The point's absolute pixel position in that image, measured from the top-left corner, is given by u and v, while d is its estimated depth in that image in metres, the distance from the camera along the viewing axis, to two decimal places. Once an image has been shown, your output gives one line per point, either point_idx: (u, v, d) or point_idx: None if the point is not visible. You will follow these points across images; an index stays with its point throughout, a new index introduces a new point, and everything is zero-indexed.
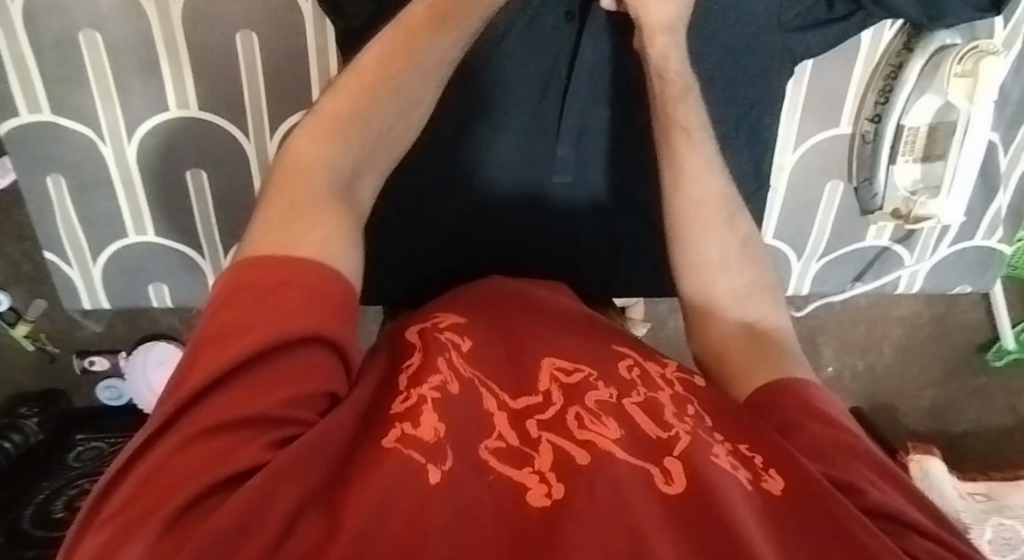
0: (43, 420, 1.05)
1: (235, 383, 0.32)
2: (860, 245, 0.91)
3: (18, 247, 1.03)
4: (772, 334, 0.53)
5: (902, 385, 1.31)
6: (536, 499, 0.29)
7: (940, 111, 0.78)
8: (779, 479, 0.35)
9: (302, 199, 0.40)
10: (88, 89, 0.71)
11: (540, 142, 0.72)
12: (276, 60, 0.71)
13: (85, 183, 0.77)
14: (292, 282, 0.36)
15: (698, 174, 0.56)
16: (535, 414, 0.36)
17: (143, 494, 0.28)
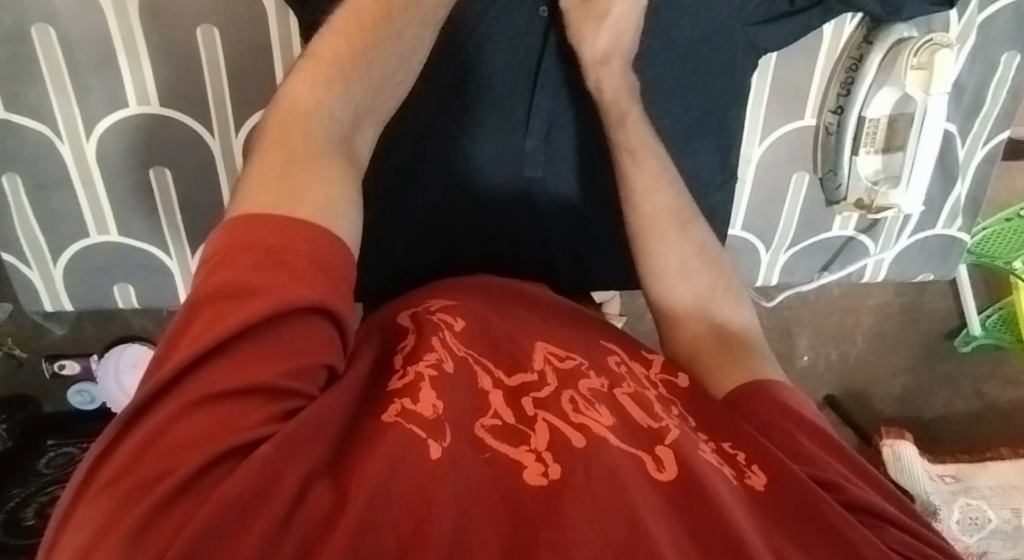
0: (12, 426, 1.04)
1: (238, 348, 0.32)
2: (826, 236, 0.93)
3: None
4: (739, 334, 0.56)
5: (873, 372, 1.34)
6: (533, 477, 0.33)
7: (898, 103, 0.80)
8: (761, 475, 0.39)
9: (296, 160, 0.41)
10: (43, 86, 0.69)
11: (509, 137, 0.71)
12: (239, 55, 0.70)
13: (43, 182, 0.75)
14: (291, 246, 0.36)
15: (646, 193, 0.61)
16: (531, 392, 0.41)
17: (151, 456, 0.29)
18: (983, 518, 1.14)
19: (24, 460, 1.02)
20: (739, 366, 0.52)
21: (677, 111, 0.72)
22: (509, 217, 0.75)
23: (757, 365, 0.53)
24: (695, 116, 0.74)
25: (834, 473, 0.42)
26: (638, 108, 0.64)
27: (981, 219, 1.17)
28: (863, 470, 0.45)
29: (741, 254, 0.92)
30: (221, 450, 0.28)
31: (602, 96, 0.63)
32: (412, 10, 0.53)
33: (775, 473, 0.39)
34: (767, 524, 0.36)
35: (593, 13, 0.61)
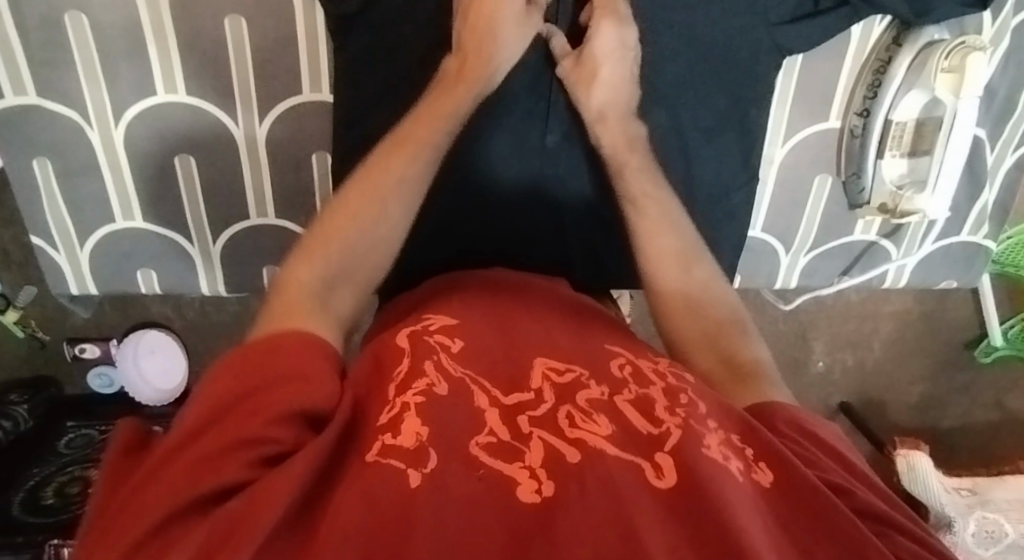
0: (34, 407, 1.05)
1: (226, 418, 0.37)
2: (849, 239, 0.92)
3: (8, 233, 1.01)
4: (749, 364, 0.53)
5: (891, 380, 1.33)
6: (526, 495, 0.32)
7: (928, 106, 0.79)
8: (768, 472, 0.40)
9: (297, 294, 0.47)
10: (75, 73, 0.70)
11: (529, 133, 0.73)
12: (265, 46, 0.71)
13: (72, 167, 0.76)
14: (278, 347, 0.42)
15: (651, 232, 0.61)
16: (527, 411, 0.40)
17: (138, 514, 0.33)
18: (1000, 532, 1.12)
19: (46, 440, 1.05)
20: (749, 390, 0.50)
21: (693, 113, 0.73)
22: (525, 214, 0.76)
23: (767, 389, 0.51)
24: (716, 119, 0.74)
25: (840, 478, 0.42)
26: (642, 155, 0.65)
27: (1006, 228, 1.15)
28: (868, 478, 0.45)
29: (762, 256, 0.91)
30: (201, 495, 0.32)
31: (603, 150, 0.67)
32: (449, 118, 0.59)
33: (784, 471, 0.40)
34: (773, 524, 0.36)
35: (586, 73, 0.65)
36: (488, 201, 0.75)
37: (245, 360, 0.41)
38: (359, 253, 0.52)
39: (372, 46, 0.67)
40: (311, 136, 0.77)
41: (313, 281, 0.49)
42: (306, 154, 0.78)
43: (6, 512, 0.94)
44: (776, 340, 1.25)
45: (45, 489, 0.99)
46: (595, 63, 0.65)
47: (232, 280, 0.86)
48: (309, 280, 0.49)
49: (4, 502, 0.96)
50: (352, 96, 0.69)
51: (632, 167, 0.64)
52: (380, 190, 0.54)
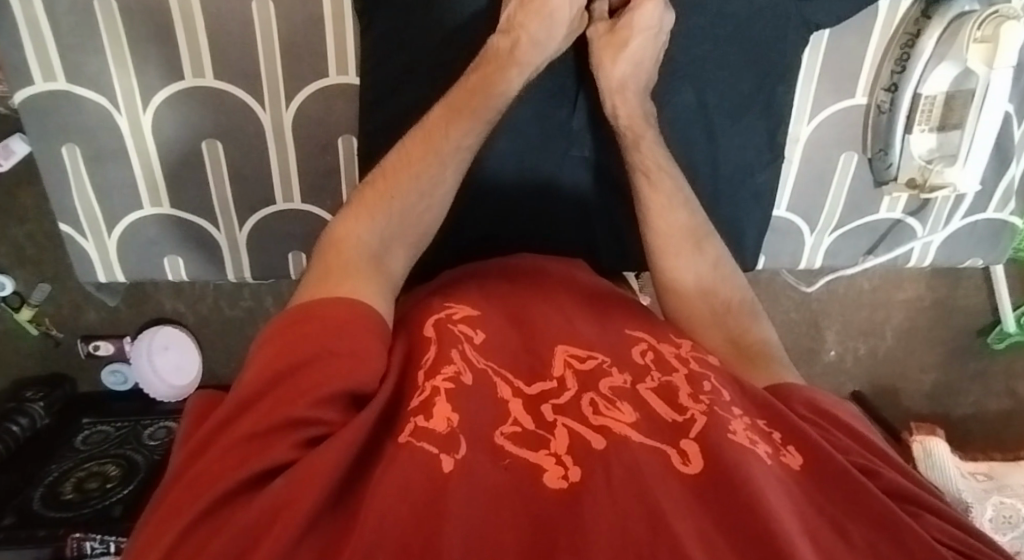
0: (49, 404, 1.05)
1: (274, 392, 0.39)
2: (873, 218, 0.92)
3: (23, 230, 1.01)
4: (756, 345, 0.57)
5: (904, 368, 1.32)
6: (553, 481, 0.34)
7: (958, 79, 0.78)
8: (797, 456, 0.41)
9: (350, 253, 0.51)
10: (104, 57, 0.71)
11: (554, 117, 0.75)
12: (291, 29, 0.71)
13: (99, 153, 0.76)
14: (321, 312, 0.44)
15: (660, 212, 0.62)
16: (550, 399, 0.42)
17: (195, 486, 0.35)
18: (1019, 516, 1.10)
19: (62, 434, 1.05)
20: (763, 371, 0.54)
21: (719, 88, 0.73)
22: (532, 208, 0.76)
23: (777, 370, 0.55)
24: (741, 98, 0.75)
25: (866, 461, 0.44)
26: (653, 131, 0.66)
27: None
28: (894, 462, 0.47)
29: (785, 235, 0.91)
30: (248, 476, 0.34)
31: (618, 122, 0.66)
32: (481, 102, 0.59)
33: (812, 456, 0.41)
34: (804, 503, 0.37)
35: (616, 41, 0.64)
36: (497, 200, 0.75)
37: (295, 325, 0.43)
38: (406, 216, 0.55)
39: (400, 25, 0.68)
40: (338, 119, 0.77)
41: (366, 242, 0.52)
42: (332, 137, 0.78)
43: (26, 509, 0.94)
44: (788, 328, 1.25)
45: (64, 484, 0.99)
46: (627, 33, 0.64)
47: (257, 266, 0.87)
48: (363, 241, 0.52)
49: (24, 498, 0.96)
50: (386, 74, 0.70)
51: (647, 140, 0.64)
52: (423, 158, 0.56)
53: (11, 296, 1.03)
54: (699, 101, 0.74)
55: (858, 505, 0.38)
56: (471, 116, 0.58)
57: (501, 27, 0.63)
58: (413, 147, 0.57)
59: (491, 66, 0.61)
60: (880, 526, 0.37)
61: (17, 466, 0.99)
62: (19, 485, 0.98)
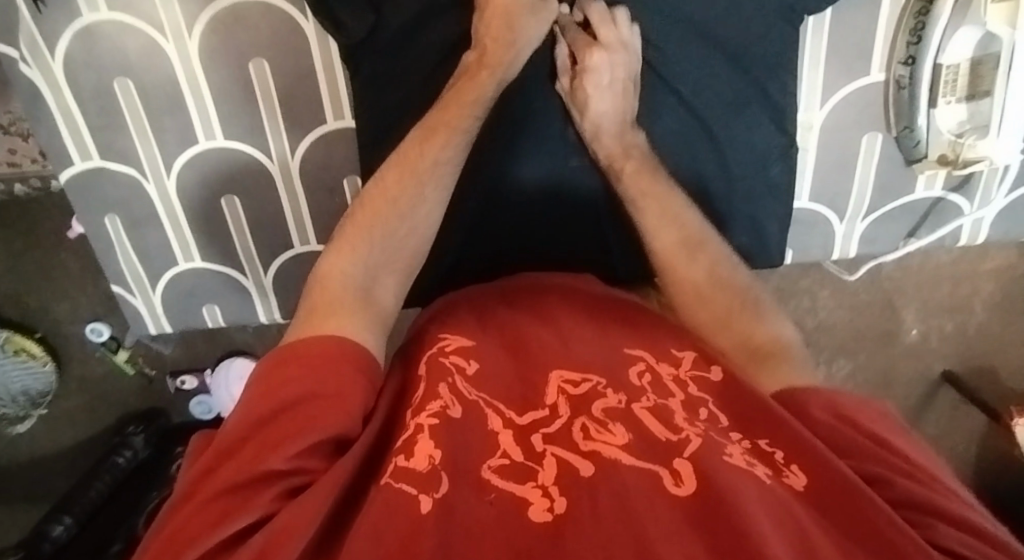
0: (149, 436, 1.15)
1: (256, 440, 0.41)
2: (910, 199, 0.87)
3: (106, 290, 1.13)
4: (767, 344, 0.57)
5: (1004, 342, 1.20)
6: (538, 513, 0.36)
7: (982, 42, 0.74)
8: (801, 475, 0.41)
9: (335, 290, 0.53)
10: (128, 134, 0.77)
11: (546, 127, 0.74)
12: (287, 84, 0.75)
13: (136, 218, 0.83)
14: (309, 353, 0.47)
15: (659, 225, 0.64)
16: (541, 428, 0.45)
17: (174, 539, 0.37)
18: None
19: (158, 467, 1.12)
20: (772, 373, 0.54)
21: (706, 85, 0.72)
22: (544, 221, 0.77)
23: (789, 367, 0.54)
24: (734, 93, 0.73)
25: (889, 471, 0.43)
26: (644, 156, 0.68)
27: None
28: (921, 471, 0.44)
29: (812, 227, 0.88)
30: (228, 533, 0.36)
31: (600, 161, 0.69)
32: (449, 134, 0.63)
33: (817, 472, 0.41)
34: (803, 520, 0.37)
35: (580, 98, 0.68)
36: (493, 227, 0.77)
37: (286, 367, 0.46)
38: (393, 247, 0.59)
39: (382, 69, 0.71)
40: (340, 162, 0.80)
41: (352, 276, 0.55)
42: (338, 178, 0.81)
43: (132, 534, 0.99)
44: (859, 311, 1.18)
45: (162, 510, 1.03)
46: (586, 91, 0.67)
47: (288, 305, 0.92)
48: (349, 275, 0.55)
49: (129, 525, 1.01)
50: (379, 115, 0.72)
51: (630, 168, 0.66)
52: (405, 181, 0.61)
53: (108, 341, 1.14)
54: (681, 100, 0.72)
55: (857, 518, 0.38)
56: (448, 131, 0.63)
57: (472, 41, 0.67)
58: (391, 172, 0.61)
59: (466, 81, 0.65)
60: (874, 544, 0.36)
61: (127, 493, 1.08)
62: (127, 512, 1.04)
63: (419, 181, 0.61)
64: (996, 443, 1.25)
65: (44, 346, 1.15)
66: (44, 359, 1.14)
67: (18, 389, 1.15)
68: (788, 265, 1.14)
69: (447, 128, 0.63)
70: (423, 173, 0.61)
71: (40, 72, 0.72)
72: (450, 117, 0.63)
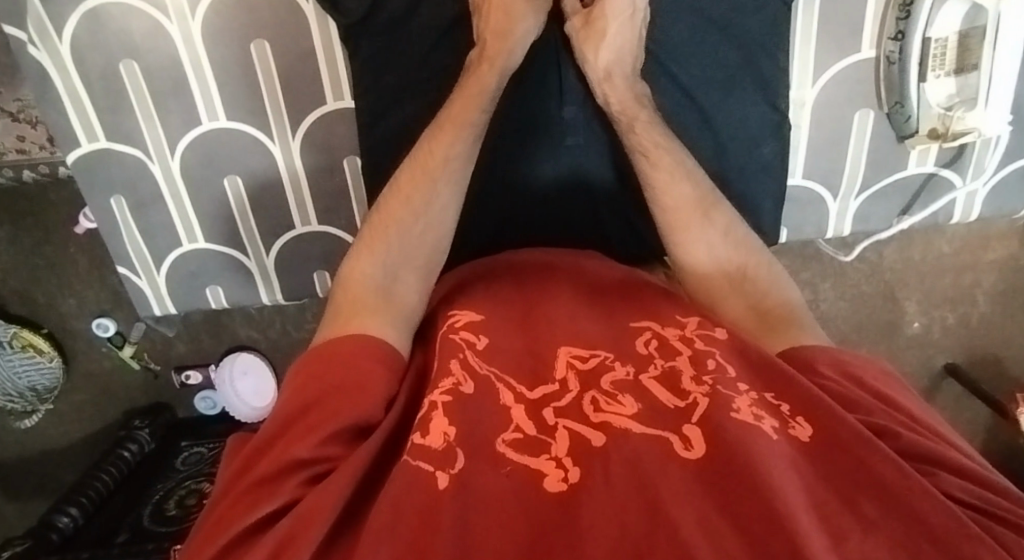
0: (154, 429, 1.17)
1: (284, 435, 0.42)
2: (904, 174, 0.89)
3: (106, 290, 1.12)
4: (778, 308, 0.58)
5: (1005, 334, 1.20)
6: (553, 483, 0.38)
7: (969, 16, 0.76)
8: (807, 426, 0.42)
9: (357, 293, 0.55)
10: (134, 115, 0.78)
11: (541, 106, 0.76)
12: (288, 64, 0.77)
13: (141, 199, 0.84)
14: (334, 353, 0.48)
15: (666, 187, 0.64)
16: (552, 402, 0.44)
17: (211, 530, 0.39)
18: None
19: (165, 458, 1.13)
20: (781, 335, 0.56)
21: (697, 66, 0.74)
22: (542, 203, 0.79)
23: (800, 331, 0.56)
24: (726, 71, 0.75)
25: (891, 422, 0.44)
26: (648, 111, 0.69)
27: None
28: (912, 416, 0.47)
29: (807, 205, 0.90)
30: (256, 519, 0.37)
31: (611, 108, 0.69)
32: (462, 128, 0.63)
33: (821, 424, 0.41)
34: (811, 474, 0.38)
35: (595, 33, 0.67)
36: (491, 208, 0.78)
37: (311, 369, 0.47)
38: (411, 246, 0.59)
39: (381, 48, 0.72)
40: (340, 142, 0.82)
41: (374, 277, 0.56)
42: (338, 160, 0.83)
43: (137, 526, 0.99)
44: (861, 303, 1.17)
45: (168, 504, 1.04)
46: (603, 22, 0.66)
47: (290, 286, 0.93)
48: (370, 277, 0.56)
49: (135, 517, 1.01)
50: (378, 94, 0.74)
51: (641, 121, 0.67)
52: (422, 178, 0.61)
53: (114, 336, 1.14)
54: (673, 80, 0.74)
55: (867, 472, 0.38)
56: (464, 129, 0.63)
57: (477, 35, 0.68)
58: (404, 178, 0.62)
59: (469, 82, 0.66)
60: (880, 489, 0.37)
61: (131, 488, 1.08)
62: (130, 505, 1.04)
63: (437, 181, 0.62)
64: (998, 432, 1.27)
65: (52, 341, 1.14)
66: (52, 354, 1.13)
67: (25, 386, 1.13)
68: (788, 256, 1.12)
69: (464, 126, 0.63)
70: (440, 169, 0.62)
71: (47, 54, 0.74)
72: (467, 113, 0.64)
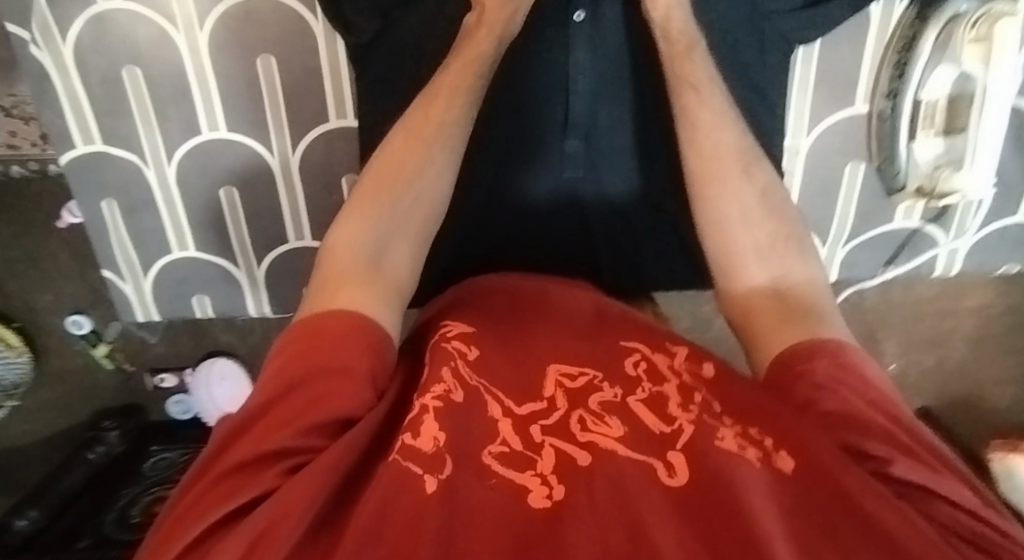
0: (124, 432, 1.11)
1: (267, 419, 0.39)
2: (889, 227, 0.92)
3: (83, 288, 1.10)
4: (799, 287, 0.53)
5: (979, 381, 1.23)
6: (537, 500, 0.35)
7: (957, 82, 0.78)
8: (789, 459, 0.37)
9: (345, 262, 0.50)
10: (132, 120, 0.78)
11: (545, 136, 0.75)
12: (293, 79, 0.77)
13: (134, 204, 0.84)
14: (320, 329, 0.44)
15: (708, 128, 0.59)
16: (539, 420, 0.41)
17: (182, 518, 0.36)
18: None
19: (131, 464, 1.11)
20: (795, 319, 0.50)
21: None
22: (542, 229, 0.81)
23: (817, 324, 0.49)
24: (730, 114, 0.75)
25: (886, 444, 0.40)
26: (704, 50, 0.63)
27: None
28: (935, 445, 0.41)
29: None
30: (232, 507, 0.34)
31: (667, 36, 0.63)
32: (450, 106, 0.60)
33: (806, 458, 0.37)
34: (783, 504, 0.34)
35: None
36: (492, 231, 0.80)
37: (297, 350, 0.43)
38: (401, 213, 0.55)
39: (392, 70, 0.72)
40: (340, 160, 0.82)
41: (360, 247, 0.52)
42: (337, 176, 0.83)
43: (99, 534, 0.99)
44: None
45: (133, 511, 1.03)
46: None
47: (279, 299, 0.93)
48: (357, 247, 0.52)
49: (100, 523, 1.01)
50: (381, 116, 0.74)
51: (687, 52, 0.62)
52: (411, 142, 0.58)
53: (88, 334, 1.12)
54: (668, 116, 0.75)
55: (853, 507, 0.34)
56: (454, 106, 0.60)
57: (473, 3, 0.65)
58: (395, 144, 0.58)
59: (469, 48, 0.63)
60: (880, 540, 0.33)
61: (98, 490, 1.06)
62: (98, 508, 1.03)
63: (426, 145, 0.58)
64: None
65: (23, 336, 1.11)
66: (21, 349, 1.10)
67: None
68: None
69: (451, 101, 0.60)
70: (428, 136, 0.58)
71: (48, 54, 0.74)
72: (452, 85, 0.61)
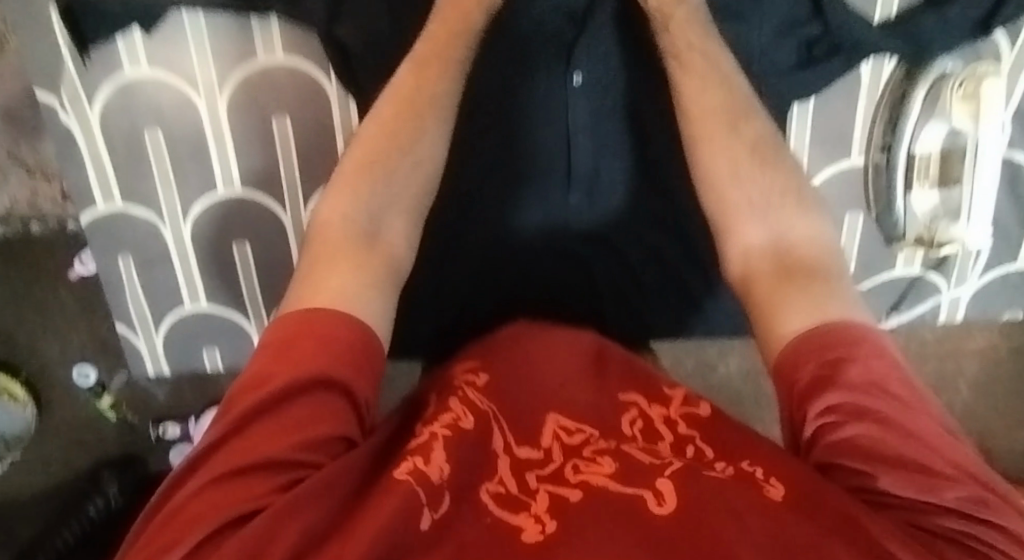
0: (123, 484, 1.09)
1: (258, 428, 0.42)
2: (891, 276, 0.93)
3: (92, 341, 1.11)
4: (808, 258, 0.57)
5: None
6: (530, 536, 0.35)
7: (949, 136, 0.81)
8: (780, 488, 0.39)
9: (336, 237, 0.56)
10: (151, 180, 0.81)
11: (553, 189, 0.79)
12: (307, 138, 0.80)
13: (148, 259, 0.86)
14: (308, 335, 0.47)
15: (713, 118, 0.65)
16: (535, 469, 0.43)
17: (176, 521, 0.38)
18: None
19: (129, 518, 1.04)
20: (805, 287, 0.54)
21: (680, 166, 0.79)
22: (547, 276, 0.82)
23: (829, 290, 0.53)
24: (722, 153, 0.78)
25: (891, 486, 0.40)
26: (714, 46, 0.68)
27: None
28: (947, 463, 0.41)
29: None
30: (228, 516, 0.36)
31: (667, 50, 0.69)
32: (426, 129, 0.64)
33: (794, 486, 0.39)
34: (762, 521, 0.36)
35: None
36: (500, 283, 0.82)
37: (287, 353, 0.46)
38: (391, 185, 0.61)
39: None
40: None
41: (352, 219, 0.58)
42: None
43: None
44: None
45: None
46: None
47: None
48: (350, 216, 0.58)
49: None
50: None
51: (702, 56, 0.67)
52: (401, 117, 0.63)
53: (94, 386, 1.11)
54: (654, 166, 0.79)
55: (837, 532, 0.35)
56: (432, 127, 0.64)
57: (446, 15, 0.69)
58: (382, 119, 0.63)
59: (429, 61, 0.66)
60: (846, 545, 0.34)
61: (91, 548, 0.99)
62: None
63: (420, 125, 0.64)
64: None
65: (28, 387, 1.11)
66: (26, 400, 1.10)
67: None
68: None
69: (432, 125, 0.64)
70: (418, 119, 0.64)
71: (76, 119, 0.77)
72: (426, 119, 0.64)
